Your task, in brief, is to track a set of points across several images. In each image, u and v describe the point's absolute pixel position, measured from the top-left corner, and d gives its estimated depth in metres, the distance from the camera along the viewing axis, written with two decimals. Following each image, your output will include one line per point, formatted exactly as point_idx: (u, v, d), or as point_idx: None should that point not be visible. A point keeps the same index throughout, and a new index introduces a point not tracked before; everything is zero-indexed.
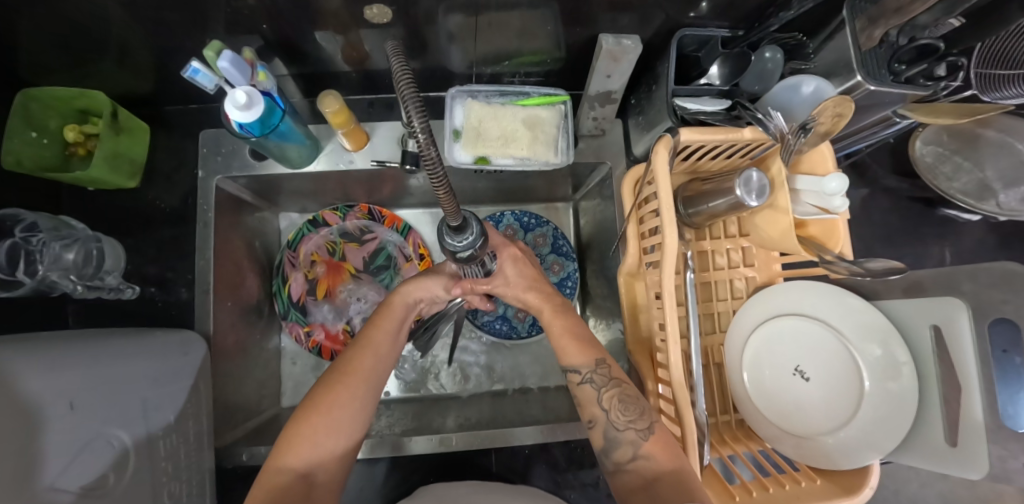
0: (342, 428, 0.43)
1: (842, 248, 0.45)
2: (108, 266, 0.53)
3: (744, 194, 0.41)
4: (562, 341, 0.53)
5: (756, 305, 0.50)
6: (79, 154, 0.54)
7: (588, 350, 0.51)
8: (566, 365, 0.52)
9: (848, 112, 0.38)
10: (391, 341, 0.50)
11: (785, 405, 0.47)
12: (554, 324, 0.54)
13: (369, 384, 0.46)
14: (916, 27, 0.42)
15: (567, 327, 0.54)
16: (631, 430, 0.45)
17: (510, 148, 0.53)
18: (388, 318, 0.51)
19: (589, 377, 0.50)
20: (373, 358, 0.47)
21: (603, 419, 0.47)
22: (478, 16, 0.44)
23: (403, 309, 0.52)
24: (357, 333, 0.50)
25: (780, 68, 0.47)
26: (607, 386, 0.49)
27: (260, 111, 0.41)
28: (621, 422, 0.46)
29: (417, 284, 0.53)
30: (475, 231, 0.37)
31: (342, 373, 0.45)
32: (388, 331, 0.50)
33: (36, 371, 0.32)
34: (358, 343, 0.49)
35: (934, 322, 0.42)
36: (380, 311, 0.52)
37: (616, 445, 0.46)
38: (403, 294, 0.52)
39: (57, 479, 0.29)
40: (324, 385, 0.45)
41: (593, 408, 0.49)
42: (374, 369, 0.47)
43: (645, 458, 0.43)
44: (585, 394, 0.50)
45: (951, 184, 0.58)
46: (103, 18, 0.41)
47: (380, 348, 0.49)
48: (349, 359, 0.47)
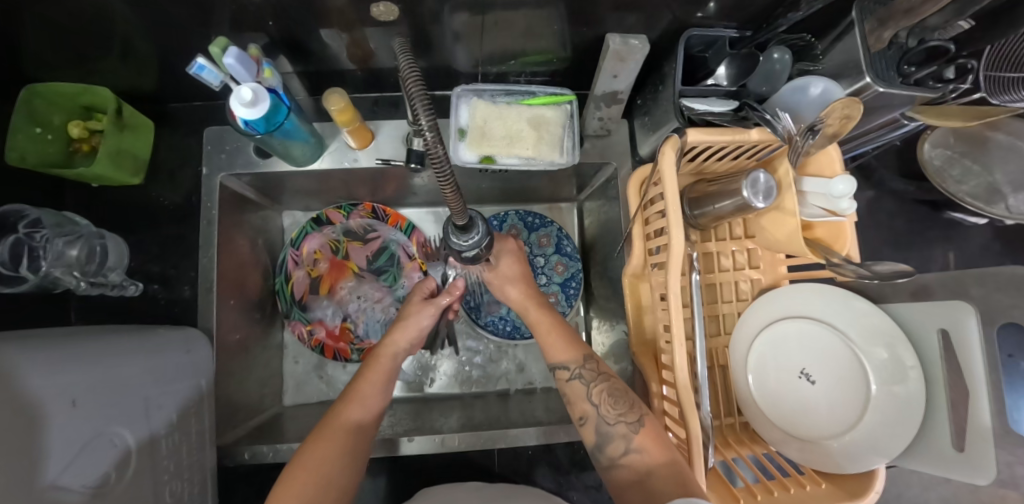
0: (331, 483, 0.40)
1: (851, 251, 0.44)
2: (111, 263, 0.53)
3: (752, 195, 0.40)
4: (548, 338, 0.53)
5: (762, 307, 0.49)
6: (83, 151, 0.54)
7: (575, 347, 0.52)
8: (554, 362, 0.52)
9: (857, 114, 0.38)
10: (379, 391, 0.50)
11: (791, 428, 0.46)
12: (540, 324, 0.55)
13: (358, 438, 0.45)
14: (926, 29, 0.42)
15: (554, 325, 0.54)
16: (622, 424, 0.45)
17: (515, 147, 0.52)
18: (375, 369, 0.51)
19: (578, 373, 0.50)
20: (360, 410, 0.47)
21: (594, 416, 0.47)
22: (484, 15, 0.44)
23: (390, 361, 0.53)
24: (345, 386, 0.50)
25: (788, 70, 0.45)
26: (596, 381, 0.49)
27: (265, 109, 0.41)
28: (612, 416, 0.46)
29: (402, 329, 0.55)
30: (481, 231, 0.37)
31: (327, 427, 0.44)
32: (376, 382, 0.50)
33: (42, 367, 0.32)
34: (345, 396, 0.48)
35: (941, 325, 0.42)
36: (367, 364, 0.52)
37: (607, 441, 0.46)
38: (389, 345, 0.53)
39: (61, 476, 0.29)
40: (311, 439, 0.44)
41: (583, 404, 0.48)
42: (359, 423, 0.46)
43: (638, 452, 0.43)
44: (574, 389, 0.49)
45: (959, 186, 0.58)
46: (109, 15, 0.41)
47: (367, 399, 0.48)
48: (337, 414, 0.46)
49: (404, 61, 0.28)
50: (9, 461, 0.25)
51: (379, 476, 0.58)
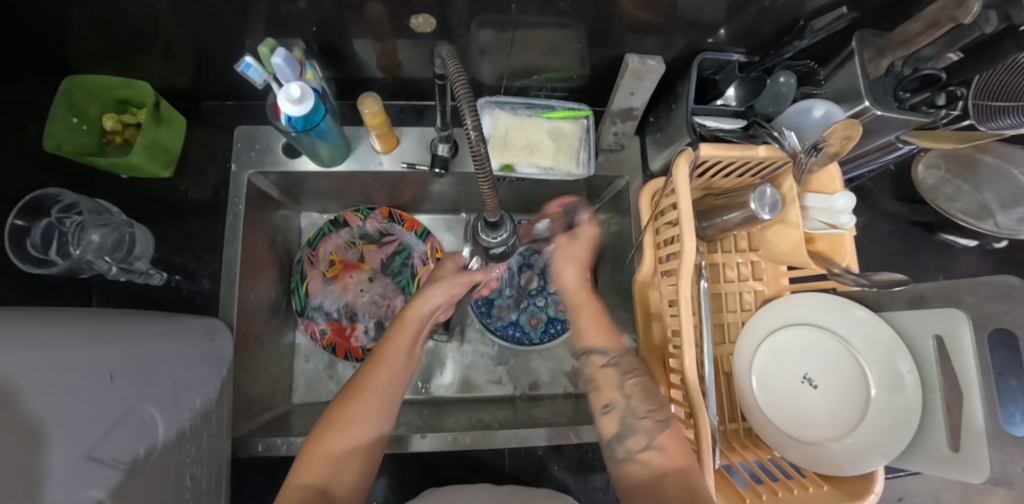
0: (358, 445, 0.43)
1: (850, 263, 0.47)
2: (138, 251, 0.55)
3: (759, 208, 0.43)
4: (590, 322, 0.53)
5: (768, 314, 0.52)
6: (115, 143, 0.56)
7: (613, 337, 0.52)
8: (590, 346, 0.52)
9: (857, 134, 0.42)
10: (406, 356, 0.49)
11: (793, 415, 0.48)
12: (585, 307, 0.54)
13: (383, 405, 0.45)
14: (920, 59, 0.45)
15: (597, 311, 0.54)
16: (649, 419, 0.46)
17: (535, 157, 0.55)
18: (402, 331, 0.50)
19: (615, 361, 0.50)
20: (388, 374, 0.47)
21: (622, 406, 0.48)
22: (510, 32, 0.48)
23: (419, 322, 0.52)
24: (373, 348, 0.49)
25: (792, 93, 0.51)
26: (631, 373, 0.50)
27: (309, 106, 0.45)
28: (641, 410, 0.47)
29: (426, 294, 0.53)
30: (509, 230, 0.41)
31: (355, 391, 0.45)
32: (403, 345, 0.49)
33: (91, 339, 0.33)
34: (374, 358, 0.48)
35: (936, 332, 0.44)
36: (396, 325, 0.51)
37: (629, 433, 0.46)
38: (418, 307, 0.52)
39: (95, 449, 0.30)
40: (340, 401, 0.45)
41: (611, 392, 0.49)
42: (388, 386, 0.46)
43: (657, 450, 0.44)
44: (606, 377, 0.50)
45: (952, 204, 0.61)
46: (160, 16, 0.44)
47: (395, 364, 0.48)
48: (364, 377, 0.46)
49: (452, 68, 0.31)
50: (47, 431, 0.26)
51: (384, 474, 0.58)
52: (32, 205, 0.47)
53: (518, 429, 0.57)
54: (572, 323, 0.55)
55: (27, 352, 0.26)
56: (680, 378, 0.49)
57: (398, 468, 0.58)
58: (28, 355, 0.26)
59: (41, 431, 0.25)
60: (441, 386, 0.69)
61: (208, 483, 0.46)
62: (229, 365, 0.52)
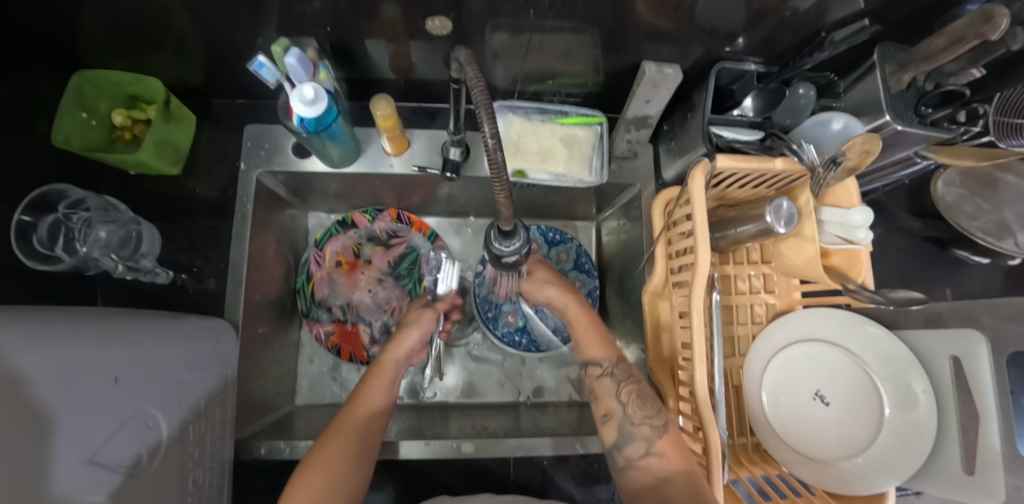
0: (341, 483, 0.41)
1: (865, 279, 0.46)
2: (144, 249, 0.55)
3: (775, 220, 0.42)
4: (587, 336, 0.54)
5: (779, 329, 0.51)
6: (124, 139, 0.56)
7: (610, 348, 0.52)
8: (587, 358, 0.53)
9: (876, 149, 0.41)
10: (384, 398, 0.50)
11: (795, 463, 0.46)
12: (580, 320, 0.56)
13: (363, 446, 0.45)
14: (943, 74, 0.44)
15: (593, 322, 0.55)
16: (646, 426, 0.45)
17: (547, 164, 0.55)
18: (379, 376, 0.52)
19: (610, 371, 0.50)
20: (366, 415, 0.47)
21: (619, 414, 0.47)
22: (525, 37, 0.47)
23: (394, 368, 0.53)
24: (350, 392, 0.50)
25: (811, 105, 0.50)
26: (626, 382, 0.49)
27: (323, 108, 0.45)
28: (638, 417, 0.46)
29: (399, 340, 0.55)
30: (522, 238, 0.41)
31: (334, 433, 0.44)
32: (381, 388, 0.50)
33: (96, 341, 0.32)
34: (351, 402, 0.48)
35: (952, 353, 0.44)
36: (371, 370, 0.52)
37: (628, 440, 0.46)
38: (392, 352, 0.54)
39: (98, 453, 0.29)
40: (319, 446, 0.43)
41: (609, 401, 0.49)
42: (368, 428, 0.46)
43: (657, 456, 0.43)
44: (604, 387, 0.50)
45: (970, 221, 0.60)
46: (173, 13, 0.43)
47: (372, 405, 0.48)
48: (342, 422, 0.45)
49: (471, 73, 0.31)
50: (48, 436, 0.25)
51: (386, 481, 0.58)
52: (38, 201, 0.47)
53: (524, 439, 0.56)
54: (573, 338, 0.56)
55: (28, 356, 0.26)
56: (690, 391, 0.48)
57: (401, 474, 0.58)
58: (32, 357, 0.26)
59: (44, 437, 0.25)
60: (444, 389, 0.69)
61: (211, 487, 0.45)
62: (234, 366, 0.51)
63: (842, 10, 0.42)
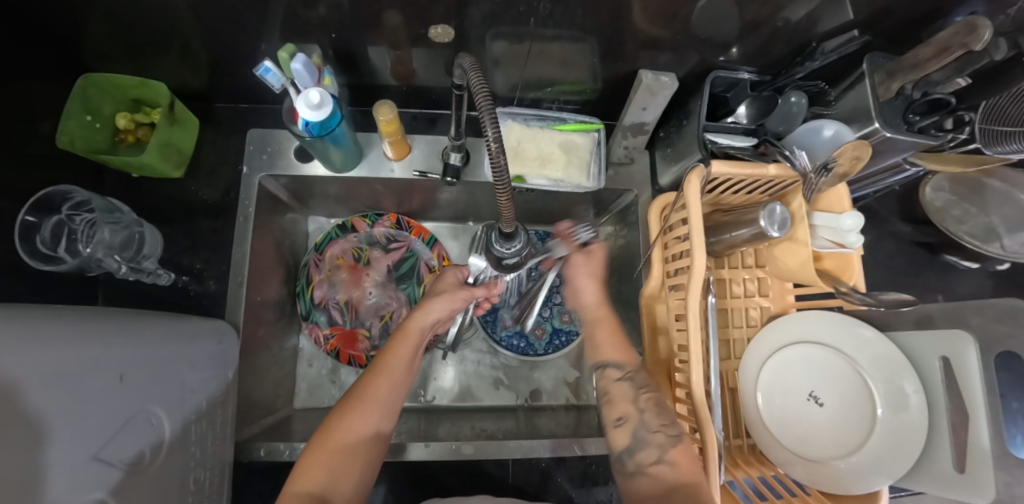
0: (358, 451, 0.43)
1: (857, 282, 0.48)
2: (147, 251, 0.56)
3: (768, 224, 0.43)
4: (607, 338, 0.55)
5: (772, 333, 0.52)
6: (127, 142, 0.56)
7: (630, 354, 0.53)
8: (604, 360, 0.53)
9: (866, 155, 0.42)
10: (406, 366, 0.50)
11: (800, 429, 0.48)
12: (604, 322, 0.56)
13: (382, 416, 0.46)
14: (929, 83, 0.46)
15: (609, 330, 0.56)
16: (661, 433, 0.45)
17: (546, 169, 0.56)
18: (404, 343, 0.51)
19: (630, 376, 0.51)
20: (387, 383, 0.47)
21: (635, 419, 0.48)
22: (523, 44, 0.48)
23: (420, 334, 0.52)
24: (374, 357, 0.50)
25: (803, 112, 0.52)
26: (645, 389, 0.50)
27: (328, 112, 0.45)
28: (654, 424, 0.46)
29: (426, 308, 0.53)
30: (522, 241, 0.42)
31: (355, 400, 0.45)
32: (403, 356, 0.50)
33: (101, 340, 0.33)
34: (372, 370, 0.48)
35: (942, 354, 0.45)
36: (397, 336, 0.52)
37: (641, 446, 0.46)
38: (419, 320, 0.53)
39: (102, 450, 0.30)
40: (341, 410, 0.45)
41: (626, 406, 0.49)
42: (387, 398, 0.46)
43: (669, 465, 0.43)
44: (621, 391, 0.50)
45: (959, 226, 0.62)
46: (179, 19, 0.44)
47: (394, 375, 0.48)
48: (364, 389, 0.46)
49: (474, 79, 0.32)
50: (51, 432, 0.25)
51: (383, 483, 0.58)
52: (43, 202, 0.47)
53: (522, 441, 0.56)
54: (590, 338, 0.57)
55: (34, 354, 0.26)
56: (686, 393, 0.49)
57: (401, 476, 0.58)
58: (38, 355, 0.26)
59: (45, 434, 0.25)
60: (441, 392, 0.69)
61: (211, 487, 0.45)
62: (235, 367, 0.52)
63: (831, 20, 0.44)
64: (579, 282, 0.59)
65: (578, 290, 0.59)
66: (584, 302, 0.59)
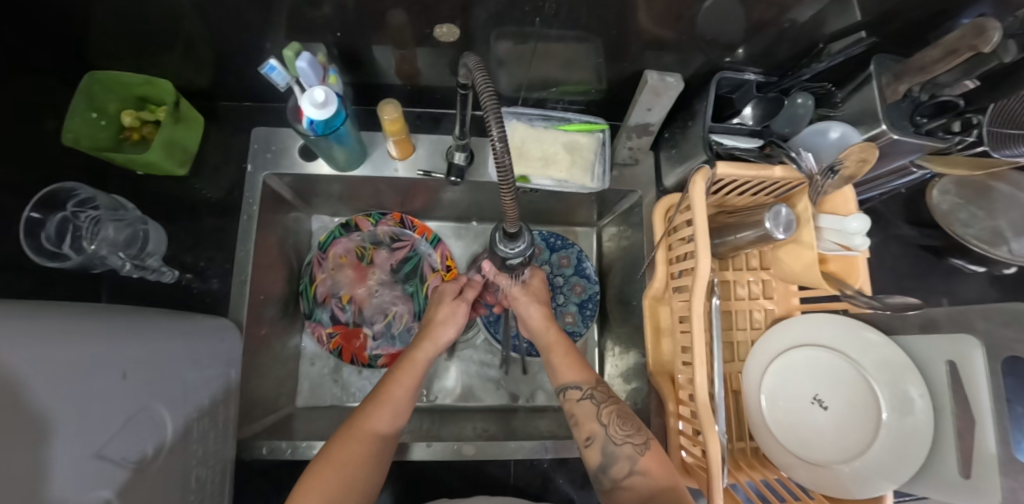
0: (355, 483, 0.42)
1: (863, 285, 0.47)
2: (150, 249, 0.55)
3: (774, 226, 0.43)
4: (562, 360, 0.54)
5: (776, 335, 0.52)
6: (132, 140, 0.56)
7: (586, 371, 0.53)
8: (565, 382, 0.52)
9: (872, 157, 0.43)
10: (409, 397, 0.50)
11: (801, 442, 0.48)
12: (555, 345, 0.56)
13: (380, 446, 0.45)
14: (937, 85, 0.46)
15: (565, 350, 0.55)
16: (629, 445, 0.46)
17: (550, 169, 0.56)
18: (407, 372, 0.51)
19: (590, 393, 0.51)
20: (390, 414, 0.47)
21: (601, 435, 0.48)
22: (528, 44, 0.48)
23: (423, 364, 0.53)
24: (377, 385, 0.50)
25: (809, 114, 0.51)
26: (606, 404, 0.50)
27: (332, 111, 0.46)
28: (619, 436, 0.47)
29: (431, 336, 0.55)
30: (526, 241, 0.42)
31: (356, 429, 0.45)
32: (407, 386, 0.50)
33: (104, 337, 0.33)
34: (376, 397, 0.48)
35: (949, 357, 0.44)
36: (401, 365, 0.52)
37: (611, 461, 0.46)
38: (423, 350, 0.54)
39: (105, 447, 0.30)
40: (340, 438, 0.45)
41: (592, 424, 0.48)
42: (387, 429, 0.47)
43: (641, 474, 0.44)
44: (583, 410, 0.50)
45: (965, 229, 0.61)
46: (184, 17, 0.44)
47: (398, 405, 0.48)
48: (366, 418, 0.46)
49: (479, 79, 0.32)
50: (55, 429, 0.25)
51: (385, 483, 0.58)
52: (48, 199, 0.47)
53: (524, 442, 0.56)
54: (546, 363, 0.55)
55: (38, 351, 0.26)
56: (689, 395, 0.49)
57: (403, 476, 0.58)
58: (42, 352, 0.26)
59: (49, 431, 0.25)
60: (443, 392, 0.69)
61: (213, 485, 0.45)
62: (237, 366, 0.51)
63: (839, 22, 0.43)
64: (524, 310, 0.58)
65: (526, 318, 0.58)
66: (535, 327, 0.58)
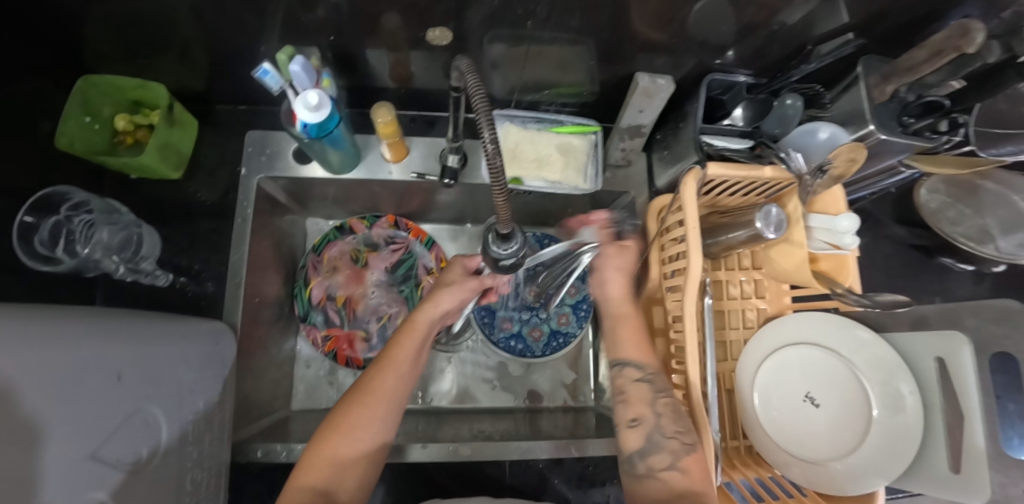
0: (361, 447, 0.43)
1: (853, 283, 0.48)
2: (144, 252, 0.56)
3: (764, 226, 0.43)
4: (627, 335, 0.50)
5: (768, 334, 0.53)
6: (126, 143, 0.57)
7: (651, 353, 0.48)
8: (624, 359, 0.48)
9: (861, 157, 0.43)
10: (413, 360, 0.49)
11: (794, 437, 0.48)
12: (627, 319, 0.51)
13: (387, 409, 0.45)
14: (924, 85, 0.46)
15: (635, 328, 0.51)
16: (677, 440, 0.41)
17: (543, 171, 0.56)
18: (410, 336, 0.50)
19: (649, 377, 0.46)
20: (393, 377, 0.47)
21: (650, 421, 0.44)
22: (521, 47, 0.49)
23: (427, 327, 0.52)
24: (380, 350, 0.50)
25: (798, 115, 0.52)
26: (663, 393, 0.45)
27: (326, 114, 0.46)
28: (669, 429, 0.42)
29: (434, 300, 0.53)
30: (519, 242, 0.42)
31: (360, 395, 0.45)
32: (410, 350, 0.49)
33: (98, 340, 0.33)
34: (381, 361, 0.48)
35: (937, 354, 0.45)
36: (404, 329, 0.51)
37: (653, 450, 0.42)
38: (426, 312, 0.52)
39: (100, 450, 0.30)
40: (346, 403, 0.45)
41: (642, 408, 0.45)
42: (393, 392, 0.46)
43: (680, 471, 0.40)
44: (637, 391, 0.46)
45: (954, 228, 0.62)
46: (178, 21, 0.44)
47: (400, 368, 0.48)
48: (370, 382, 0.46)
49: (471, 81, 0.32)
50: (50, 431, 0.25)
51: (381, 484, 0.58)
52: (41, 203, 0.48)
53: (520, 442, 0.56)
54: (609, 333, 0.51)
55: (32, 352, 0.26)
56: (683, 394, 0.49)
57: (399, 477, 0.58)
58: (37, 354, 0.26)
59: (44, 433, 0.25)
60: (440, 394, 0.69)
61: (208, 488, 0.45)
62: (232, 368, 0.51)
63: (827, 24, 0.44)
64: (604, 275, 0.53)
65: (600, 284, 0.54)
66: (606, 295, 0.53)
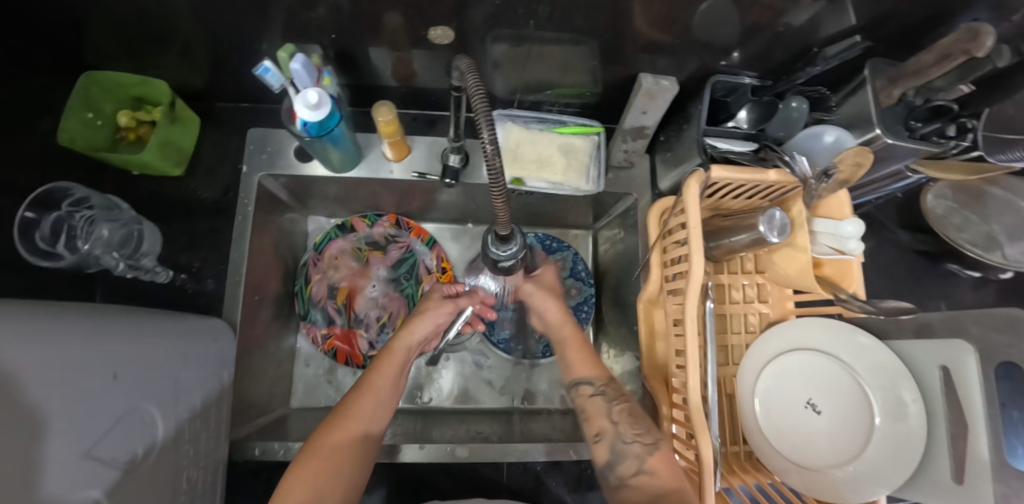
0: (340, 472, 0.42)
1: (858, 289, 0.46)
2: (145, 249, 0.56)
3: (767, 230, 0.43)
4: (578, 355, 0.55)
5: (772, 338, 0.52)
6: (128, 140, 0.57)
7: (601, 367, 0.54)
8: (577, 377, 0.53)
9: (867, 161, 0.42)
10: (392, 385, 0.50)
11: (795, 444, 0.48)
12: (570, 340, 0.56)
13: (365, 434, 0.46)
14: (931, 89, 0.46)
15: (580, 346, 0.56)
16: (637, 444, 0.46)
17: (544, 172, 0.56)
18: (389, 362, 0.52)
19: (601, 390, 0.51)
20: (373, 400, 0.48)
21: (610, 432, 0.48)
22: (523, 47, 0.48)
23: (405, 354, 0.53)
24: (359, 377, 0.51)
25: (805, 117, 0.51)
26: (616, 402, 0.51)
27: (326, 112, 0.45)
28: (628, 435, 0.47)
29: (412, 326, 0.55)
30: (518, 244, 0.42)
31: (341, 419, 0.45)
32: (389, 374, 0.51)
33: (94, 337, 0.33)
34: (359, 387, 0.49)
35: (942, 362, 0.44)
36: (382, 355, 0.52)
37: (618, 460, 0.46)
38: (404, 339, 0.54)
39: (95, 447, 0.30)
40: (325, 430, 0.45)
41: (601, 421, 0.49)
42: (371, 418, 0.47)
43: (648, 474, 0.44)
44: (594, 406, 0.50)
45: (959, 234, 0.61)
46: (180, 19, 0.44)
47: (381, 393, 0.49)
48: (349, 407, 0.47)
49: (471, 81, 0.32)
50: (47, 428, 0.25)
51: (378, 484, 0.57)
52: (43, 199, 0.48)
53: (517, 444, 0.56)
54: (561, 357, 0.56)
55: (28, 349, 0.26)
56: (683, 398, 0.48)
57: (396, 478, 0.58)
58: (33, 351, 0.26)
59: (41, 430, 0.25)
60: (439, 395, 0.69)
61: (204, 486, 0.45)
62: (230, 367, 0.51)
63: (833, 27, 0.43)
64: (539, 304, 0.60)
65: (542, 311, 0.59)
66: (551, 320, 0.59)
